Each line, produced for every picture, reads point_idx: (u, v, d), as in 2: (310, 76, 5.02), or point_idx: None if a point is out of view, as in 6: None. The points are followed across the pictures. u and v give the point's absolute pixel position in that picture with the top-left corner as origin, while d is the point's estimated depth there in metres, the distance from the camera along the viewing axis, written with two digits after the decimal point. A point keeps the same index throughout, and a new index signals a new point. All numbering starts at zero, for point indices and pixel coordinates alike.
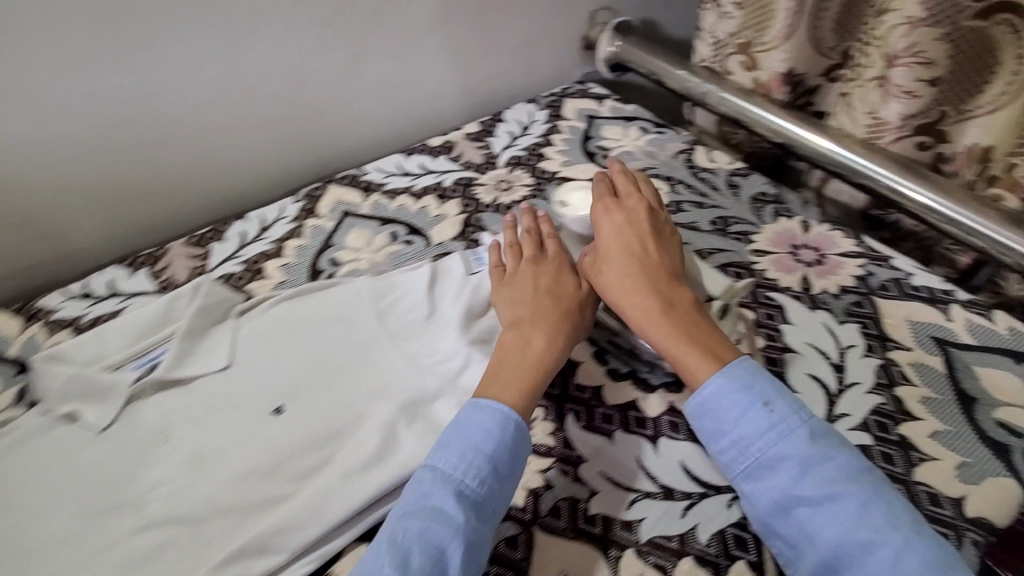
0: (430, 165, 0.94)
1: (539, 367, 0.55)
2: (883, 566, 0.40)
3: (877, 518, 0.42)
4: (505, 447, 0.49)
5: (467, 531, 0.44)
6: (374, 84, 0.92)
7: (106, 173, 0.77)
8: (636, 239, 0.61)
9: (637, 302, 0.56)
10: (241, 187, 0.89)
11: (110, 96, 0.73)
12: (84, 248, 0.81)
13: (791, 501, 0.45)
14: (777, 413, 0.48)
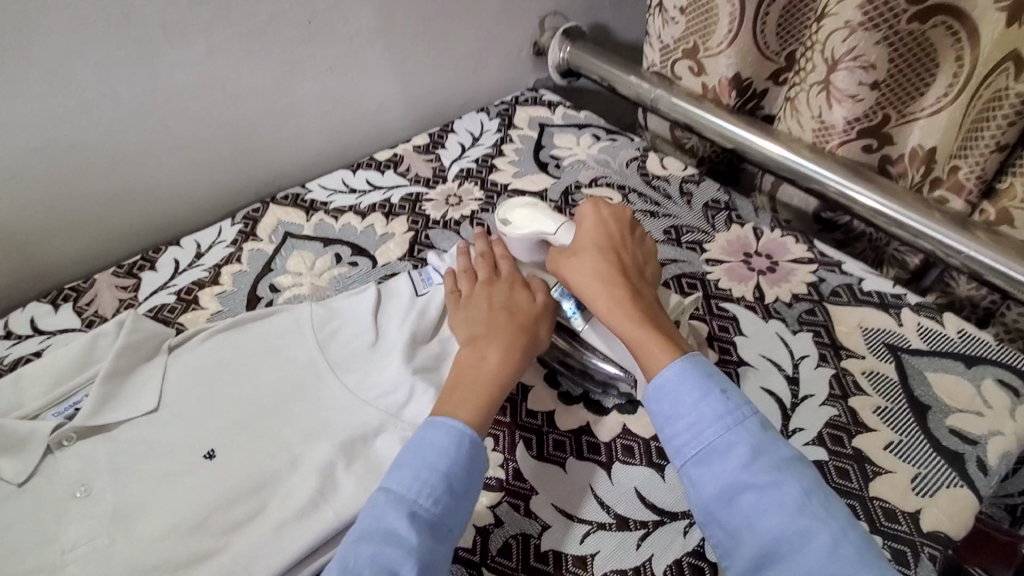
0: (378, 181, 0.90)
1: (495, 385, 0.52)
2: (823, 558, 0.38)
3: (821, 510, 0.40)
4: (461, 464, 0.46)
5: (422, 554, 0.41)
6: (314, 98, 0.88)
7: (19, 204, 0.71)
8: (616, 238, 0.59)
9: (609, 291, 0.54)
10: (177, 211, 0.85)
11: (18, 122, 0.67)
12: (6, 284, 0.75)
13: (738, 487, 0.42)
14: (732, 400, 0.46)
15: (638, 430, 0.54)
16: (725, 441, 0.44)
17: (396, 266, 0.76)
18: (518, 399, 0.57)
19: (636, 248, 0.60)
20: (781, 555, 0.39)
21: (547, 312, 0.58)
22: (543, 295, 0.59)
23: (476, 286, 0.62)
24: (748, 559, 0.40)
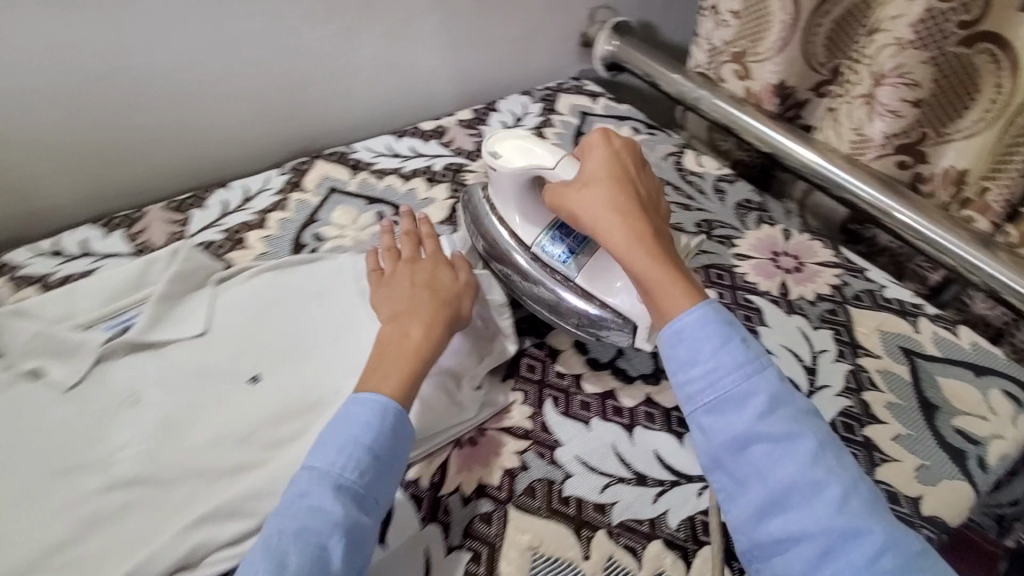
0: (421, 149, 0.93)
1: (419, 356, 0.51)
2: (833, 509, 0.40)
3: (832, 462, 0.41)
4: (385, 437, 0.46)
5: (349, 525, 0.42)
6: (369, 62, 0.89)
7: (80, 131, 0.74)
8: (629, 175, 0.57)
9: (626, 228, 0.52)
10: (225, 158, 0.87)
11: (86, 50, 0.69)
12: (60, 206, 0.79)
13: (753, 438, 0.42)
14: (751, 350, 0.45)
15: (660, 399, 0.57)
16: (743, 392, 0.43)
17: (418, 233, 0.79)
18: (546, 360, 0.60)
19: (646, 182, 0.58)
20: (791, 504, 0.41)
21: (468, 289, 0.59)
22: (465, 274, 0.60)
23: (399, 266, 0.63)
24: (758, 504, 0.42)
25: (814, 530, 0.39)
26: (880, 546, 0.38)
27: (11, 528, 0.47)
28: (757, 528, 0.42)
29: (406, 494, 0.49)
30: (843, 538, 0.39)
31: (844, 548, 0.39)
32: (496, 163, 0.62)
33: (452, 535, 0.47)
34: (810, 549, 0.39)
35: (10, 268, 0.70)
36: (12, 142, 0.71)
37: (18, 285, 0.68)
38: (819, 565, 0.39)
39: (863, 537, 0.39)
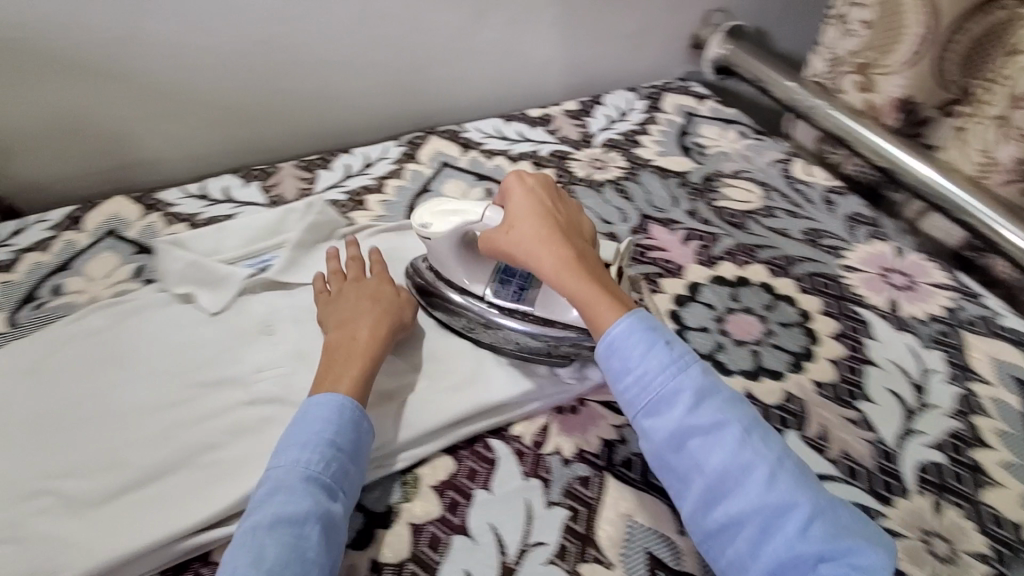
0: (528, 134, 0.94)
1: (370, 355, 0.53)
2: (762, 487, 0.42)
3: (758, 444, 0.44)
4: (346, 428, 0.47)
5: (324, 514, 0.43)
6: (491, 48, 0.92)
7: (230, 94, 0.80)
8: (551, 206, 0.56)
9: (559, 258, 0.52)
10: (345, 131, 0.91)
11: (253, 18, 0.75)
12: (173, 160, 0.82)
13: (686, 433, 0.45)
14: (677, 350, 0.48)
15: (761, 394, 0.58)
16: (671, 391, 0.46)
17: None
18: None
19: (568, 205, 0.58)
20: (728, 488, 0.43)
21: (409, 303, 0.60)
22: (406, 291, 0.61)
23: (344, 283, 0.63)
24: (700, 494, 0.44)
25: (747, 511, 0.42)
26: (806, 515, 0.41)
27: (165, 427, 0.53)
28: (704, 519, 0.44)
29: (511, 449, 0.53)
30: (774, 513, 0.42)
31: (776, 522, 0.41)
32: (427, 232, 0.59)
33: (551, 492, 0.50)
34: (749, 528, 0.42)
35: (163, 204, 0.78)
36: (170, 95, 0.77)
37: (170, 220, 0.76)
38: (759, 541, 0.41)
39: (791, 510, 0.41)
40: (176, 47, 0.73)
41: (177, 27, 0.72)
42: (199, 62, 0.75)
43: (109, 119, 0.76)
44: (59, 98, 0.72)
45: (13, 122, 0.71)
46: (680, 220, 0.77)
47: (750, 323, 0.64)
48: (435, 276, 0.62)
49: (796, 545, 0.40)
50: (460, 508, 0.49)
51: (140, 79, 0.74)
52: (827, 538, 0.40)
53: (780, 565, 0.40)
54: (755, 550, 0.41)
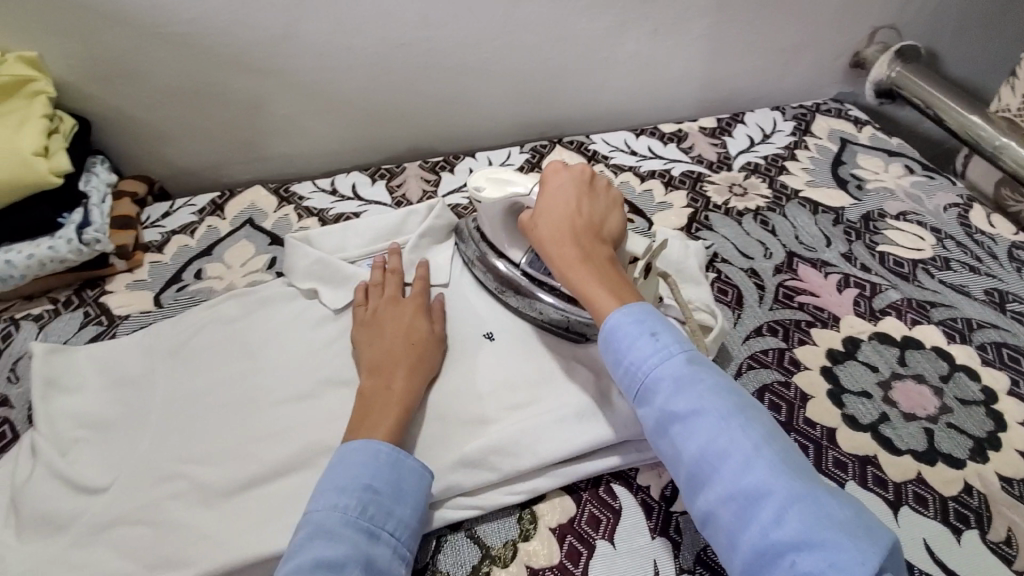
0: (659, 150, 0.87)
1: (403, 405, 0.50)
2: (737, 474, 0.38)
3: (738, 429, 0.39)
4: (384, 470, 0.45)
5: (365, 559, 0.41)
6: (630, 57, 0.87)
7: (367, 94, 0.80)
8: (573, 197, 0.54)
9: (564, 251, 0.50)
10: (469, 134, 0.89)
11: (401, 23, 0.75)
12: (304, 155, 0.84)
13: (666, 421, 0.42)
14: (664, 337, 0.44)
15: (935, 482, 0.50)
16: (652, 378, 0.43)
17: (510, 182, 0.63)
18: (771, 368, 0.59)
19: (602, 200, 0.55)
20: (705, 477, 0.39)
21: (440, 340, 0.57)
22: (440, 325, 0.58)
23: (385, 303, 0.60)
24: (685, 486, 0.40)
25: (722, 500, 0.38)
26: (781, 505, 0.36)
27: (282, 426, 0.52)
28: (691, 509, 0.40)
29: (637, 501, 0.51)
30: (747, 502, 0.37)
31: (750, 512, 0.36)
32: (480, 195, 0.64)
33: (683, 557, 0.47)
34: (725, 520, 0.37)
35: (297, 197, 0.80)
36: (312, 92, 0.78)
37: (302, 214, 0.77)
38: (735, 534, 0.37)
39: (764, 500, 0.36)
40: (323, 45, 0.74)
41: (327, 30, 0.73)
42: (344, 61, 0.76)
43: (248, 111, 0.78)
44: (219, 84, 0.75)
45: (163, 109, 0.75)
46: (834, 262, 0.70)
47: (922, 393, 0.57)
48: (479, 239, 0.65)
49: (769, 536, 0.35)
50: (581, 558, 0.47)
51: (287, 77, 0.76)
52: (803, 531, 0.34)
53: (755, 558, 0.36)
54: (733, 545, 0.37)
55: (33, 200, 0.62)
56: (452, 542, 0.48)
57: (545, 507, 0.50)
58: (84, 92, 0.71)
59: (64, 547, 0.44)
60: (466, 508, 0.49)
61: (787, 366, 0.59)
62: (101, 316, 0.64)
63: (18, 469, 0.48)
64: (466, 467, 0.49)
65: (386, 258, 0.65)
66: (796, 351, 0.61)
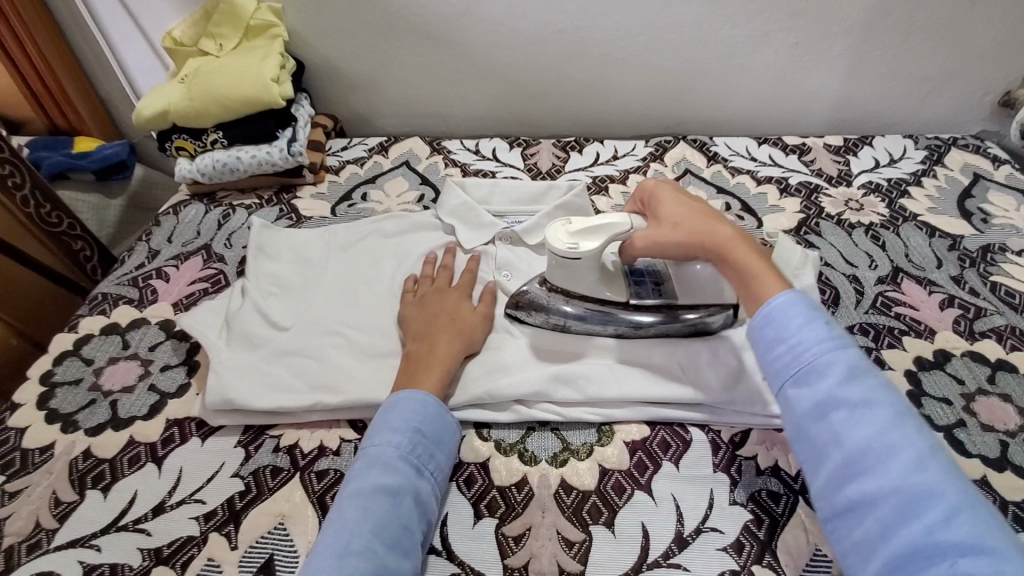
0: (780, 160, 0.91)
1: (449, 364, 0.57)
2: (907, 470, 0.38)
3: (910, 429, 0.40)
4: (432, 421, 0.52)
5: (415, 490, 0.48)
6: (762, 66, 0.92)
7: (519, 71, 0.92)
8: (701, 206, 0.58)
9: (722, 235, 0.54)
10: (597, 117, 0.98)
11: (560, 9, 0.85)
12: (458, 117, 0.99)
13: (830, 405, 0.43)
14: (837, 330, 0.46)
15: (1002, 485, 0.53)
16: (822, 362, 0.44)
17: (603, 225, 0.58)
18: None
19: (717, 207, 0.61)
20: (864, 467, 0.40)
21: (485, 320, 0.63)
22: (484, 305, 0.64)
23: (433, 289, 0.65)
24: (836, 469, 0.41)
25: (884, 491, 0.38)
26: (951, 508, 0.36)
27: None
28: (834, 496, 0.41)
29: (706, 438, 0.57)
30: (915, 498, 0.37)
31: (914, 507, 0.37)
32: (575, 253, 0.58)
33: (738, 492, 0.53)
34: (883, 509, 0.38)
35: (445, 150, 0.93)
36: (473, 62, 0.91)
37: (449, 164, 0.90)
38: (892, 526, 0.37)
39: (935, 498, 0.37)
40: (491, 24, 0.87)
41: (498, 13, 0.85)
42: (506, 39, 0.88)
43: (421, 73, 0.93)
44: (403, 47, 0.90)
45: (358, 62, 0.92)
46: (941, 284, 0.72)
47: (1005, 409, 0.59)
48: (556, 292, 0.62)
49: (934, 533, 0.36)
50: (647, 470, 0.55)
51: (457, 47, 0.89)
52: (972, 535, 0.35)
53: (909, 550, 0.36)
54: (885, 534, 0.38)
55: (262, 115, 0.79)
56: (540, 432, 0.58)
57: (624, 427, 0.58)
58: (305, 41, 0.89)
59: (261, 358, 0.59)
60: (555, 410, 0.58)
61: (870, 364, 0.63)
62: (292, 214, 0.80)
63: (233, 301, 0.64)
64: (559, 378, 0.58)
65: (438, 257, 0.70)
66: (882, 352, 0.64)
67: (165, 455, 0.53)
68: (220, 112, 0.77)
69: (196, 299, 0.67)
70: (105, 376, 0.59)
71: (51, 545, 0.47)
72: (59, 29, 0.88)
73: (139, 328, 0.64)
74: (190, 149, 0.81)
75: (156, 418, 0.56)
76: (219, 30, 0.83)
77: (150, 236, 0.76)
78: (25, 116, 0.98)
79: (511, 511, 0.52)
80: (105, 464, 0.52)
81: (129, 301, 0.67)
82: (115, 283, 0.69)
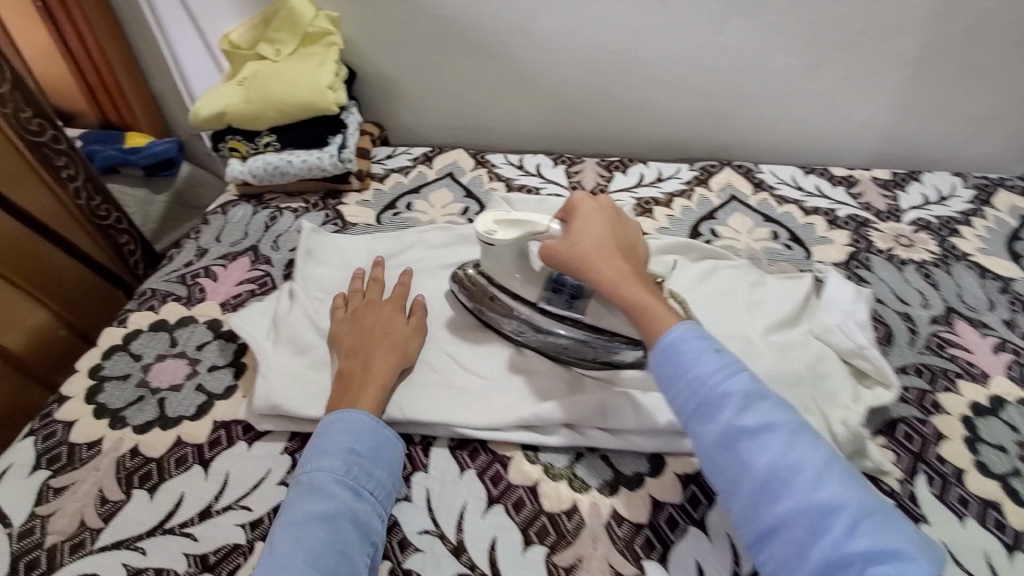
0: (827, 191, 0.89)
1: (387, 377, 0.55)
2: (810, 487, 0.39)
3: (807, 444, 0.41)
4: (368, 440, 0.50)
5: (351, 515, 0.46)
6: (812, 96, 0.90)
7: (567, 89, 0.92)
8: (610, 233, 0.55)
9: (615, 270, 0.52)
10: (641, 138, 0.98)
11: (615, 32, 0.85)
12: (501, 131, 0.99)
13: (733, 435, 0.42)
14: (729, 355, 0.46)
15: None
16: (721, 391, 0.43)
17: (525, 221, 0.57)
18: (910, 403, 0.62)
19: (632, 228, 0.57)
20: (773, 492, 0.39)
21: (418, 333, 0.61)
22: (417, 317, 0.62)
23: (361, 305, 0.62)
24: (747, 498, 0.40)
25: (794, 513, 0.38)
26: (854, 519, 0.37)
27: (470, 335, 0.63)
28: (750, 524, 0.40)
29: None
30: (822, 515, 0.38)
31: (823, 524, 0.37)
32: (489, 239, 0.58)
33: None
34: (796, 531, 0.38)
35: (489, 164, 0.93)
36: (523, 79, 0.91)
37: (492, 178, 0.90)
38: (806, 546, 0.37)
39: (839, 512, 0.37)
40: (543, 42, 0.87)
41: (552, 32, 0.86)
42: (557, 57, 0.88)
43: (469, 86, 0.93)
44: (454, 60, 0.90)
45: (408, 73, 0.92)
46: (995, 327, 0.70)
47: None
48: (487, 286, 0.63)
49: (843, 547, 0.36)
50: (700, 505, 0.52)
51: (508, 63, 0.90)
52: (874, 542, 0.36)
53: (827, 568, 0.36)
54: (800, 556, 0.37)
55: (315, 122, 0.80)
56: (589, 459, 0.56)
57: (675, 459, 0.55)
58: (360, 50, 0.90)
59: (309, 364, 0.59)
60: (604, 435, 0.56)
61: (926, 406, 0.62)
62: (337, 220, 0.80)
63: (282, 304, 0.64)
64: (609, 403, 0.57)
65: (367, 271, 0.67)
66: (937, 395, 0.63)
67: (212, 458, 0.52)
68: (274, 116, 0.79)
69: (243, 299, 0.67)
70: (153, 373, 0.59)
71: (94, 546, 0.47)
72: (122, 29, 0.90)
73: (187, 326, 0.64)
74: (242, 150, 0.81)
75: (202, 419, 0.55)
76: (278, 35, 0.84)
77: (199, 235, 0.77)
78: (78, 109, 1.01)
79: (561, 540, 0.50)
80: (152, 464, 0.52)
81: (177, 298, 0.67)
82: (164, 279, 0.70)
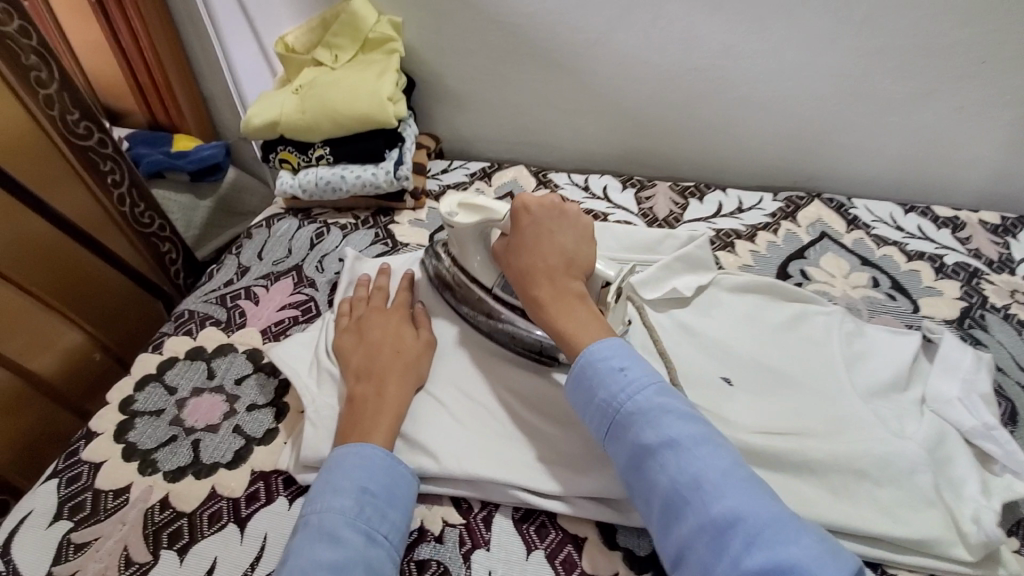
0: (930, 232, 0.80)
1: (400, 403, 0.50)
2: (706, 502, 0.36)
3: (709, 455, 0.38)
4: (379, 476, 0.44)
5: (365, 562, 0.39)
6: (915, 129, 0.80)
7: (640, 109, 0.85)
8: (537, 249, 0.50)
9: (533, 292, 0.49)
10: (717, 163, 0.90)
11: (698, 51, 0.78)
12: (563, 148, 0.92)
13: (639, 456, 0.40)
14: (638, 368, 0.43)
15: None
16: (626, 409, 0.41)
17: (487, 207, 0.54)
18: None
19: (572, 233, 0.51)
20: (678, 511, 0.37)
21: (429, 348, 0.55)
22: (427, 329, 0.57)
23: (366, 315, 0.57)
24: (658, 519, 0.39)
25: (694, 532, 0.36)
26: (751, 532, 0.34)
27: None
28: (665, 546, 0.38)
29: None
30: (719, 532, 0.35)
31: (721, 542, 0.35)
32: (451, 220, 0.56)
33: None
34: (698, 553, 0.36)
35: (552, 184, 0.86)
36: (593, 96, 0.85)
37: None
38: (708, 567, 0.35)
39: (734, 527, 0.35)
40: (617, 58, 0.80)
41: (629, 48, 0.79)
42: (631, 74, 0.82)
43: (535, 101, 0.87)
44: (521, 72, 0.84)
45: (470, 83, 0.87)
46: None
47: None
48: (461, 277, 0.58)
49: (741, 565, 0.34)
50: None
51: (579, 78, 0.83)
52: (770, 556, 0.33)
53: None
54: None
55: (373, 134, 0.74)
56: None
57: None
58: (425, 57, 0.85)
59: None
60: None
61: None
62: (388, 239, 0.74)
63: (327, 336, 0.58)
64: None
65: (371, 279, 0.62)
66: None
67: (249, 515, 0.47)
68: (330, 126, 0.74)
69: (285, 327, 0.62)
70: (188, 409, 0.54)
71: None
72: (175, 27, 0.86)
73: (225, 355, 0.59)
74: (293, 162, 0.77)
75: (240, 468, 0.50)
76: (338, 41, 0.80)
77: (240, 250, 0.72)
78: (127, 109, 0.99)
79: None
80: (183, 520, 0.47)
81: (216, 322, 0.62)
82: (202, 300, 0.65)
